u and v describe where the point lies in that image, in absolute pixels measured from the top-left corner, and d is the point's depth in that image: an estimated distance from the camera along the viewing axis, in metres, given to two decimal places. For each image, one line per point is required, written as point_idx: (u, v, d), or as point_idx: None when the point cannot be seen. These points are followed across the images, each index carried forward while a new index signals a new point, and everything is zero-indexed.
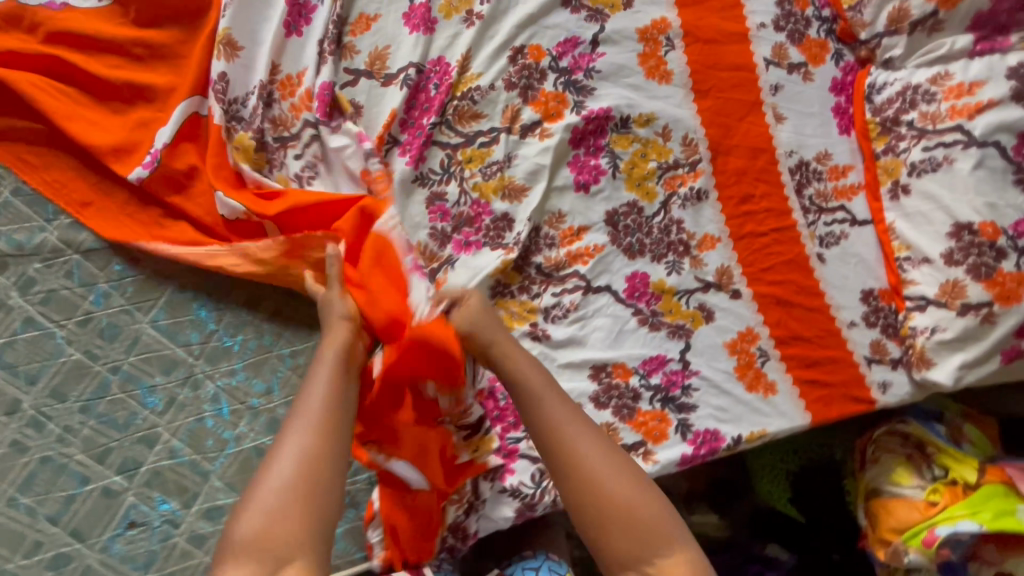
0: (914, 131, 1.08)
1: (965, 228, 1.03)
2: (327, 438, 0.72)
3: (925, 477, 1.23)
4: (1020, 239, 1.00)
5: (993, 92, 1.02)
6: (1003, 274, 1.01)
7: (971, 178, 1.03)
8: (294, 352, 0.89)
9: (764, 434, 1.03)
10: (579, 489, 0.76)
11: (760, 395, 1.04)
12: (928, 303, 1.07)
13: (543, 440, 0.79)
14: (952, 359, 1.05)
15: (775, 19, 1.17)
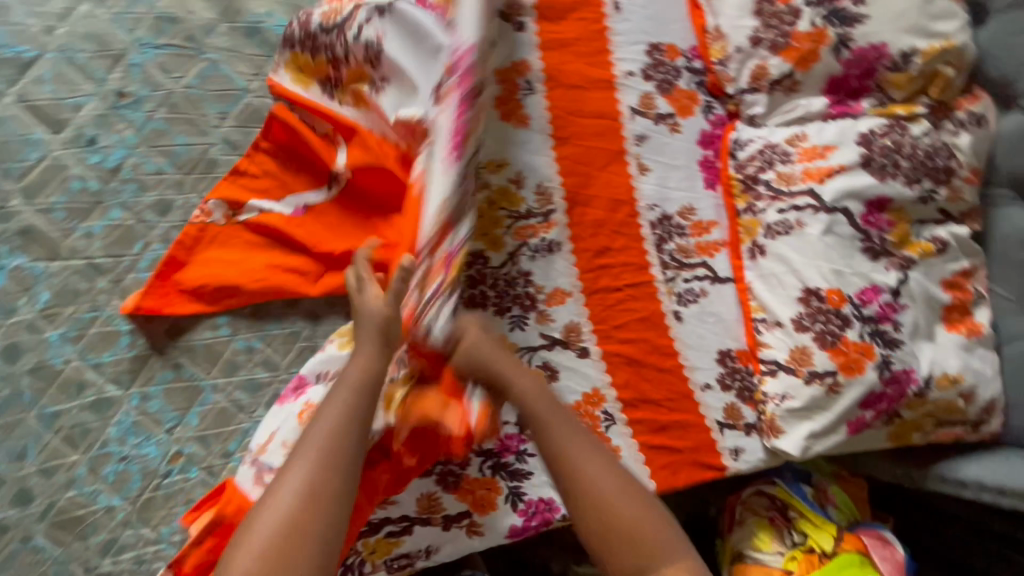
0: (771, 192, 1.06)
1: (813, 294, 1.01)
2: (342, 453, 0.67)
3: (786, 543, 1.20)
4: (864, 308, 0.99)
5: (844, 158, 1.01)
6: (848, 343, 0.99)
7: (821, 243, 1.00)
8: (57, 412, 0.79)
9: None
10: (575, 499, 0.74)
11: None
12: (779, 367, 1.03)
13: (546, 451, 0.77)
14: (801, 428, 1.01)
15: (643, 67, 1.13)
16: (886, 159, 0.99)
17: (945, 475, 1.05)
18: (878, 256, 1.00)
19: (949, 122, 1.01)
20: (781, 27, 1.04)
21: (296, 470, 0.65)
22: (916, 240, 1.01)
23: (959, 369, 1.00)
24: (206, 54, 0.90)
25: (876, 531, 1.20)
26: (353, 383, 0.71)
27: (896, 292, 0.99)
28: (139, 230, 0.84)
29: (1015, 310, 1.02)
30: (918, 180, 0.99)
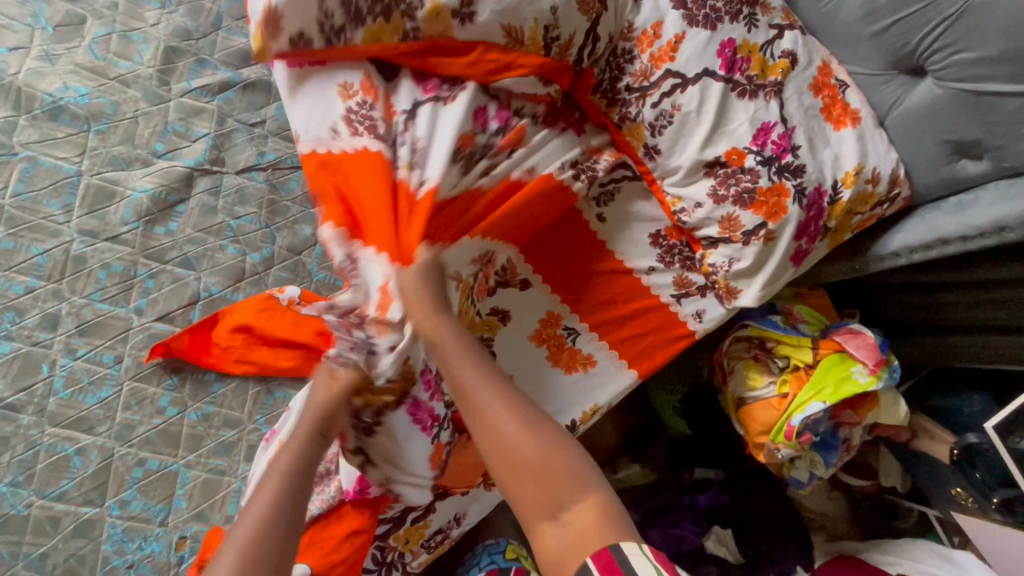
0: (636, 93, 0.99)
1: (715, 163, 0.98)
2: (282, 519, 0.63)
3: (774, 370, 1.25)
4: (763, 152, 0.96)
5: (674, 28, 0.97)
6: (761, 193, 0.96)
7: (699, 112, 0.97)
8: (43, 554, 0.76)
9: (597, 408, 1.04)
10: (476, 430, 0.67)
11: (582, 372, 1.05)
12: (712, 242, 1.02)
13: (457, 384, 0.69)
14: (756, 287, 1.00)
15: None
16: (704, 11, 0.97)
17: (878, 255, 1.10)
18: (751, 95, 0.98)
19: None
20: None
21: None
22: (773, 61, 1.00)
23: (858, 161, 1.01)
24: (19, 154, 0.84)
25: (845, 327, 1.24)
26: (298, 449, 0.69)
27: (784, 121, 0.98)
28: (39, 352, 0.80)
29: (884, 80, 1.04)
30: (738, 12, 0.98)
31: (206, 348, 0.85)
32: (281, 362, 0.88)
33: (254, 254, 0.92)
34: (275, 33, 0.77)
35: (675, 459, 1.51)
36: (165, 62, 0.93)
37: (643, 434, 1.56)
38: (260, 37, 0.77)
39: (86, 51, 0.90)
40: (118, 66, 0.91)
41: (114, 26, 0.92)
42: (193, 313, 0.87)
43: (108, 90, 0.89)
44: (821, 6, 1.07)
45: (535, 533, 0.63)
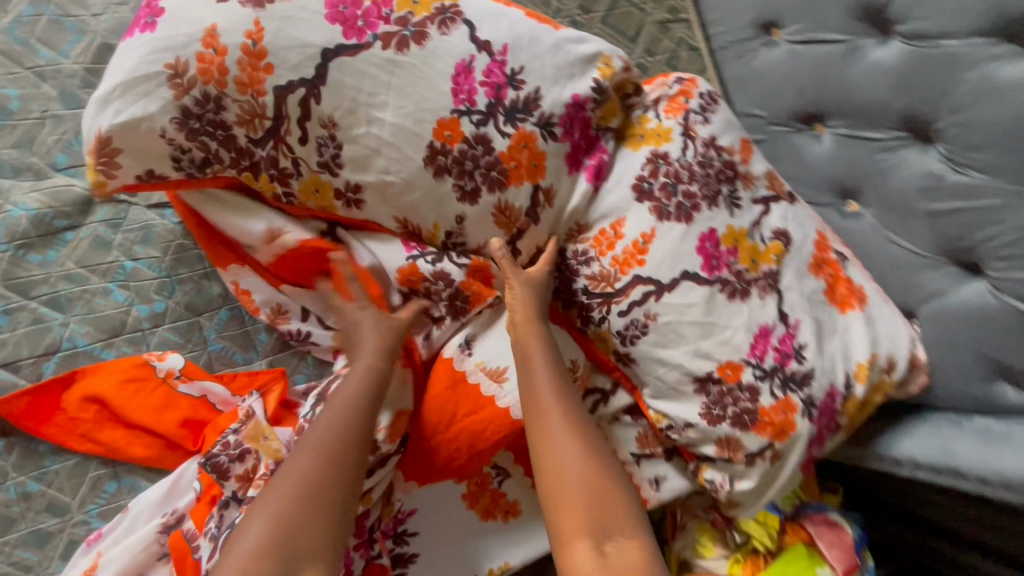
0: (597, 299, 0.85)
1: (707, 380, 0.84)
2: (354, 420, 0.68)
3: (729, 545, 1.07)
4: (762, 364, 0.83)
5: (638, 226, 0.83)
6: (765, 411, 0.83)
7: (683, 320, 0.82)
8: None
9: (506, 568, 0.83)
10: (539, 444, 0.72)
11: (499, 522, 0.84)
12: (693, 427, 0.85)
13: (531, 401, 0.74)
14: (756, 500, 0.89)
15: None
16: (677, 201, 0.83)
17: (878, 453, 0.91)
18: (742, 295, 0.84)
19: (686, 118, 0.88)
20: (480, 44, 0.75)
21: (310, 447, 0.65)
22: (764, 247, 0.87)
23: (871, 352, 0.86)
24: None
25: (822, 515, 1.07)
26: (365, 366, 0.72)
27: (783, 319, 0.85)
28: None
29: (928, 265, 0.87)
30: (717, 194, 0.85)
31: (44, 417, 0.71)
32: (135, 449, 0.73)
33: (141, 307, 0.77)
34: (111, 164, 0.70)
35: None
36: (97, 61, 0.79)
37: None
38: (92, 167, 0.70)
39: (4, 32, 0.76)
40: (37, 54, 0.77)
41: (48, 8, 0.78)
42: (46, 366, 0.73)
43: (18, 81, 0.76)
44: (878, 161, 0.88)
45: (568, 554, 0.65)
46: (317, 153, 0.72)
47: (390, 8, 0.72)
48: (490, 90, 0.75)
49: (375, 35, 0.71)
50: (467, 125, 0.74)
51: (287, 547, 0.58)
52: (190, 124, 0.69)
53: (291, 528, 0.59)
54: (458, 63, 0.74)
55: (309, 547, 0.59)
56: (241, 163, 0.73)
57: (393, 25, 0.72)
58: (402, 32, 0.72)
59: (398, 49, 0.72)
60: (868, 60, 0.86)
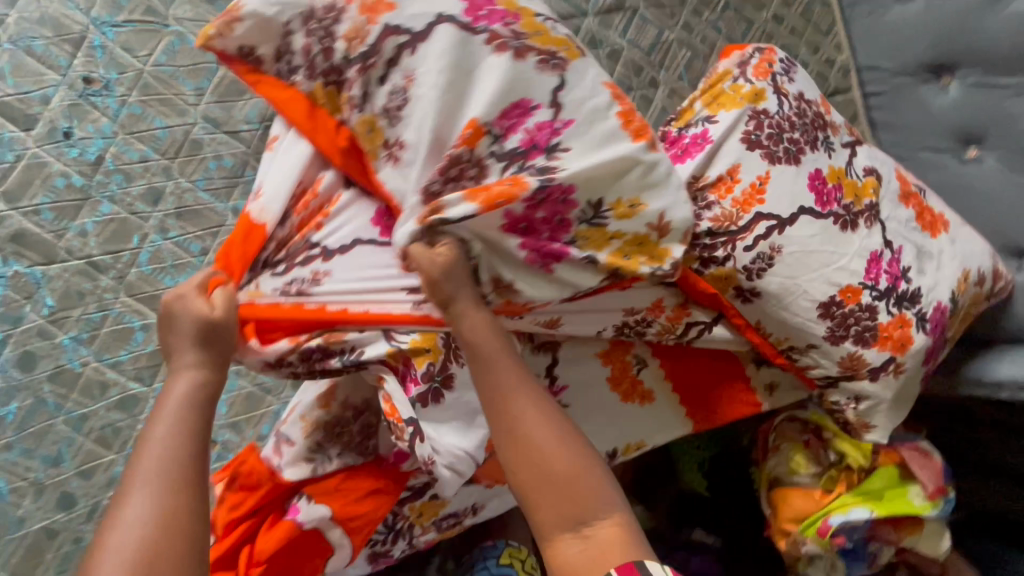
0: (720, 237, 0.88)
1: (831, 304, 0.89)
2: (186, 454, 0.60)
3: (822, 463, 1.14)
4: (878, 285, 0.92)
5: (752, 171, 0.89)
6: (884, 327, 0.92)
7: (807, 250, 0.88)
8: (85, 415, 0.77)
9: (642, 444, 0.99)
10: (508, 437, 0.67)
11: (635, 405, 0.97)
12: (816, 349, 0.92)
13: (494, 399, 0.68)
14: (881, 418, 0.98)
15: (598, 19, 1.05)
16: (784, 146, 0.91)
17: (977, 378, 0.98)
18: (853, 228, 0.92)
19: (772, 81, 0.96)
20: (556, 101, 0.71)
21: (133, 515, 0.56)
22: (862, 183, 0.96)
23: (964, 268, 0.96)
24: (170, 26, 0.84)
25: (912, 442, 1.14)
26: (181, 398, 0.62)
27: (890, 245, 0.94)
28: (134, 223, 0.81)
29: None
30: (813, 138, 0.94)
31: None
32: None
33: None
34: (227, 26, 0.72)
35: (679, 516, 1.37)
36: None
37: (654, 479, 1.42)
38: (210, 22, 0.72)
39: None
40: None
41: None
42: None
43: None
44: (1006, 106, 0.99)
45: (550, 543, 0.65)
46: (388, 99, 0.70)
47: (514, 22, 0.73)
48: (526, 140, 0.70)
49: (487, 27, 0.71)
50: (484, 145, 0.70)
51: None
52: (312, 24, 0.72)
53: None
54: (524, 99, 0.70)
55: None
56: (331, 77, 0.72)
57: (506, 31, 0.71)
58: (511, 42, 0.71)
59: (493, 46, 0.70)
60: (1011, 11, 0.96)
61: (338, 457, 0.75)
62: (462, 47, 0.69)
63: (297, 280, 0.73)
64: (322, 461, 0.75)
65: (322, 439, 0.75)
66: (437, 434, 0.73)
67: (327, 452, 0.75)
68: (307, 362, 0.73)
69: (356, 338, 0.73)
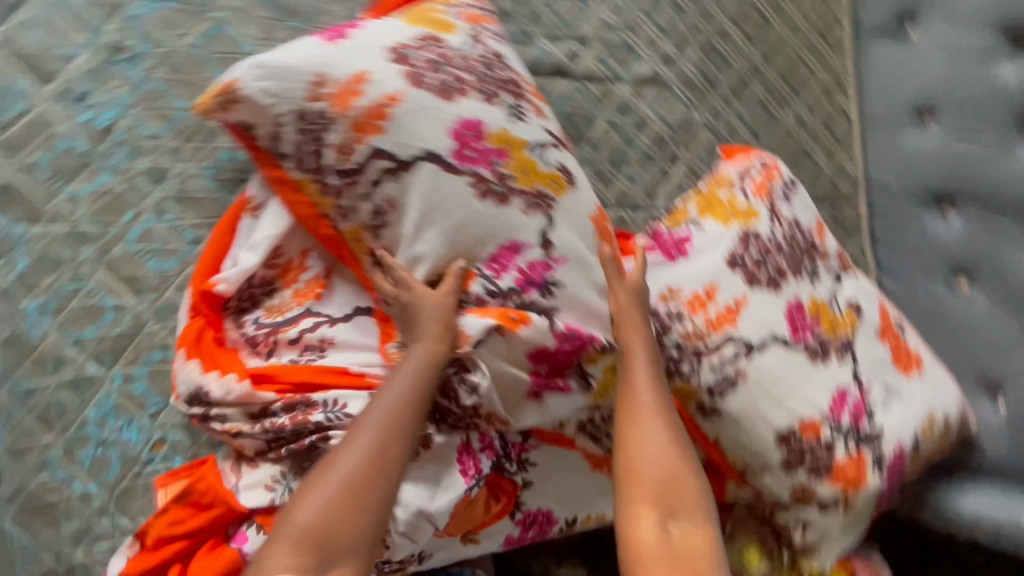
0: (688, 354, 0.89)
1: (789, 434, 0.92)
2: (408, 418, 0.69)
3: (774, 564, 1.02)
4: (840, 422, 0.93)
5: (731, 293, 0.89)
6: (839, 464, 0.93)
7: (772, 379, 0.90)
8: (33, 389, 0.73)
9: (601, 517, 0.95)
10: (639, 426, 0.74)
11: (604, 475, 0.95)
12: (770, 473, 0.94)
13: (626, 403, 0.76)
14: (827, 545, 0.98)
15: (632, 88, 1.07)
16: (767, 272, 0.91)
17: (941, 509, 0.98)
18: (823, 361, 0.93)
19: (770, 199, 0.95)
20: (545, 241, 0.79)
21: (358, 445, 0.65)
22: (841, 316, 0.95)
23: (930, 413, 0.98)
24: (210, 12, 0.84)
25: (870, 560, 1.05)
26: (421, 364, 0.72)
27: (858, 382, 0.95)
28: (131, 199, 0.78)
29: None
30: (800, 266, 0.93)
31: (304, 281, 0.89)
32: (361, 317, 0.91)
33: None
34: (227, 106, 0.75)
35: None
36: None
37: None
38: (209, 98, 0.76)
39: None
40: None
41: None
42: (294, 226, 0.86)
43: None
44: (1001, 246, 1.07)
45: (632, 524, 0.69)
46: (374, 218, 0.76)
47: (502, 162, 0.78)
48: (521, 278, 0.78)
49: (473, 169, 0.77)
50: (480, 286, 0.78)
51: (325, 544, 0.59)
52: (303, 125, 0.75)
53: (332, 523, 0.60)
54: (513, 240, 0.78)
55: (341, 539, 0.61)
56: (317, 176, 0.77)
57: (491, 174, 0.77)
58: (495, 185, 0.77)
59: (478, 194, 0.76)
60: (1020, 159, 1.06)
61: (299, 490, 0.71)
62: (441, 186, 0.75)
63: (307, 348, 0.78)
64: (283, 492, 0.71)
65: (289, 467, 0.73)
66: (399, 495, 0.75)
67: (290, 483, 0.72)
68: (290, 414, 0.73)
69: (341, 392, 0.75)
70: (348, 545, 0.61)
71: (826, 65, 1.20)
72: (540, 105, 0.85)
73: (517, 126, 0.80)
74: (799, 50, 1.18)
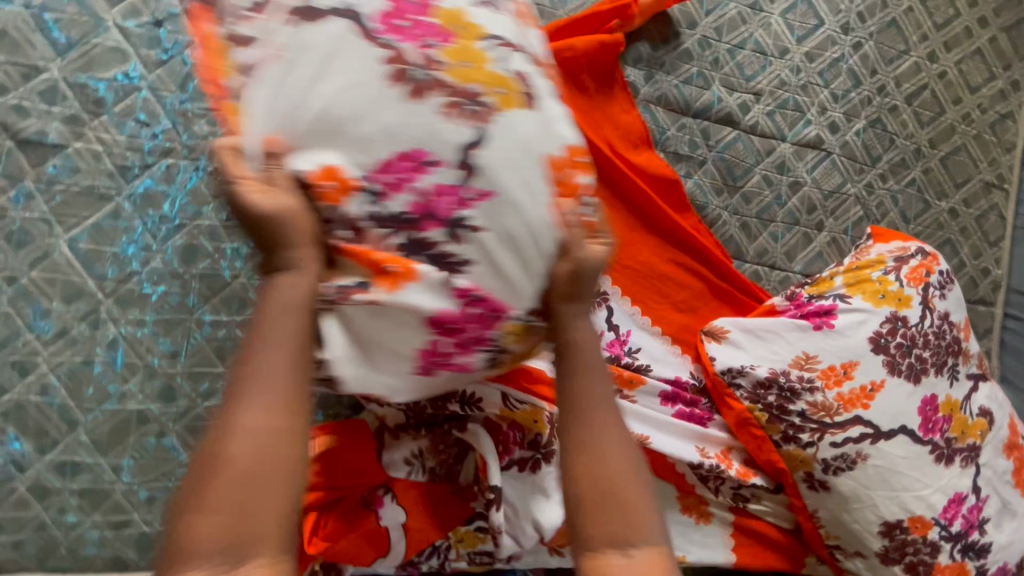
0: (810, 424, 0.90)
1: (895, 526, 0.90)
2: (298, 368, 0.47)
3: None
4: (950, 526, 0.91)
5: (869, 375, 0.90)
6: (940, 567, 0.91)
7: (893, 469, 0.89)
8: (215, 323, 0.79)
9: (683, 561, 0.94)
10: (572, 424, 0.55)
11: (692, 520, 0.96)
12: (863, 558, 0.93)
13: (569, 396, 0.56)
14: None
15: (793, 149, 1.08)
16: (909, 361, 0.91)
17: None
18: (947, 461, 0.91)
19: (924, 290, 0.96)
20: (466, 161, 0.53)
21: (240, 421, 0.44)
22: (973, 421, 0.94)
23: None
24: None
25: None
26: (299, 299, 0.49)
27: (976, 490, 0.93)
28: None
29: None
30: (943, 364, 0.93)
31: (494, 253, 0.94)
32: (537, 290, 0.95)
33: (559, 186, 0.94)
34: None
35: None
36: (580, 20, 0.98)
37: None
38: None
39: None
40: None
41: None
42: None
43: None
44: None
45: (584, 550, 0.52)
46: None
47: (439, 45, 0.54)
48: (417, 204, 0.53)
49: (389, 41, 0.53)
50: (354, 203, 0.52)
51: (228, 552, 0.42)
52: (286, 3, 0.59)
53: (231, 526, 0.43)
54: (416, 149, 0.52)
55: (255, 538, 0.43)
56: None
57: (417, 55, 0.53)
58: (413, 71, 0.52)
59: (388, 73, 0.52)
60: None
61: (427, 468, 0.79)
62: (360, 64, 0.51)
63: None
64: (416, 468, 0.79)
65: (423, 447, 0.79)
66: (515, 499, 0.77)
67: (423, 462, 0.79)
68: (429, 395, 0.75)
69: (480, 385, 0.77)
70: (268, 537, 0.44)
71: (992, 161, 1.17)
72: (531, 26, 0.62)
73: (480, 12, 0.57)
74: (966, 141, 1.16)
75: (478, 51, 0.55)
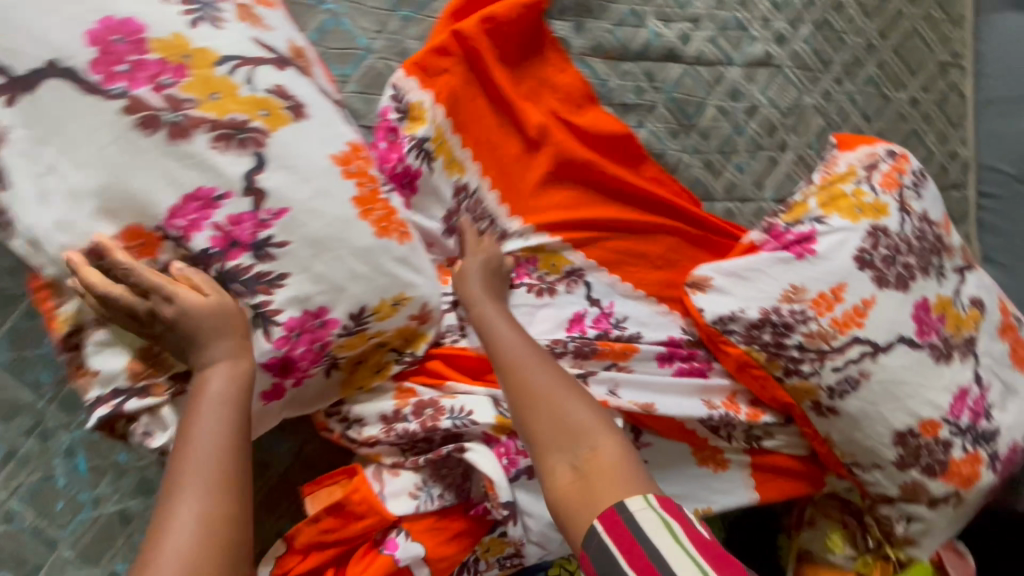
0: (810, 355, 0.89)
1: (907, 433, 0.90)
2: (232, 463, 0.56)
3: (859, 546, 1.04)
4: (959, 422, 0.91)
5: (860, 292, 0.88)
6: (955, 463, 0.92)
7: (896, 381, 0.89)
8: None
9: (708, 511, 0.95)
10: (525, 400, 0.68)
11: (711, 471, 0.96)
12: (880, 469, 0.93)
13: (514, 377, 0.70)
14: (931, 542, 0.98)
15: (743, 71, 1.01)
16: (896, 270, 0.89)
17: None
18: (946, 359, 0.91)
19: (899, 193, 0.93)
20: (253, 187, 0.62)
21: (183, 514, 0.52)
22: (965, 314, 0.94)
23: None
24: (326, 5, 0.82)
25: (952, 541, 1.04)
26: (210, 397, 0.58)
27: (978, 380, 0.93)
28: None
29: None
30: (929, 265, 0.92)
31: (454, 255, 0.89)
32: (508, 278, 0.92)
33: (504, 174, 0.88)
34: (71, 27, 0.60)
35: None
36: None
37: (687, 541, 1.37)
38: None
39: None
40: None
41: None
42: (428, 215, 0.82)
43: None
44: None
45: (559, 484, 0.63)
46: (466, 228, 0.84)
47: (175, 81, 0.60)
48: (219, 238, 0.61)
49: (124, 90, 0.58)
50: (167, 252, 0.61)
51: None
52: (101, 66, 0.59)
53: None
54: (201, 188, 0.60)
55: None
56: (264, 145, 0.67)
57: (156, 96, 0.59)
58: (163, 112, 0.59)
59: (140, 123, 0.58)
60: None
61: (439, 496, 0.73)
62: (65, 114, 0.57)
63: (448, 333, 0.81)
64: (426, 499, 0.73)
65: (428, 475, 0.74)
66: (532, 507, 0.74)
67: (430, 490, 0.74)
68: (419, 418, 0.73)
69: (463, 399, 0.75)
70: None
71: (943, 40, 1.13)
72: (268, 17, 0.67)
73: (200, 31, 0.61)
74: (914, 24, 1.11)
75: (222, 78, 0.61)
